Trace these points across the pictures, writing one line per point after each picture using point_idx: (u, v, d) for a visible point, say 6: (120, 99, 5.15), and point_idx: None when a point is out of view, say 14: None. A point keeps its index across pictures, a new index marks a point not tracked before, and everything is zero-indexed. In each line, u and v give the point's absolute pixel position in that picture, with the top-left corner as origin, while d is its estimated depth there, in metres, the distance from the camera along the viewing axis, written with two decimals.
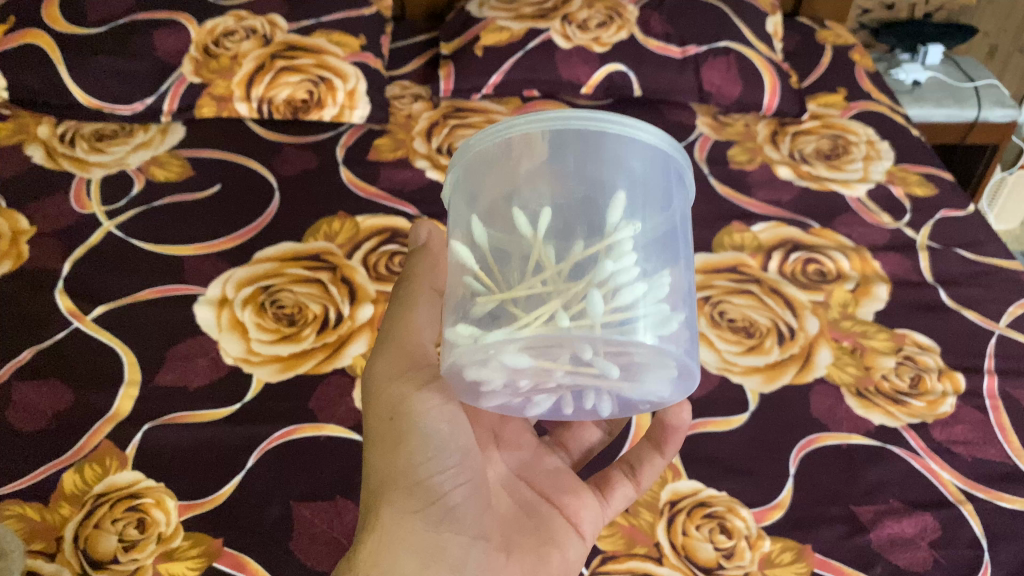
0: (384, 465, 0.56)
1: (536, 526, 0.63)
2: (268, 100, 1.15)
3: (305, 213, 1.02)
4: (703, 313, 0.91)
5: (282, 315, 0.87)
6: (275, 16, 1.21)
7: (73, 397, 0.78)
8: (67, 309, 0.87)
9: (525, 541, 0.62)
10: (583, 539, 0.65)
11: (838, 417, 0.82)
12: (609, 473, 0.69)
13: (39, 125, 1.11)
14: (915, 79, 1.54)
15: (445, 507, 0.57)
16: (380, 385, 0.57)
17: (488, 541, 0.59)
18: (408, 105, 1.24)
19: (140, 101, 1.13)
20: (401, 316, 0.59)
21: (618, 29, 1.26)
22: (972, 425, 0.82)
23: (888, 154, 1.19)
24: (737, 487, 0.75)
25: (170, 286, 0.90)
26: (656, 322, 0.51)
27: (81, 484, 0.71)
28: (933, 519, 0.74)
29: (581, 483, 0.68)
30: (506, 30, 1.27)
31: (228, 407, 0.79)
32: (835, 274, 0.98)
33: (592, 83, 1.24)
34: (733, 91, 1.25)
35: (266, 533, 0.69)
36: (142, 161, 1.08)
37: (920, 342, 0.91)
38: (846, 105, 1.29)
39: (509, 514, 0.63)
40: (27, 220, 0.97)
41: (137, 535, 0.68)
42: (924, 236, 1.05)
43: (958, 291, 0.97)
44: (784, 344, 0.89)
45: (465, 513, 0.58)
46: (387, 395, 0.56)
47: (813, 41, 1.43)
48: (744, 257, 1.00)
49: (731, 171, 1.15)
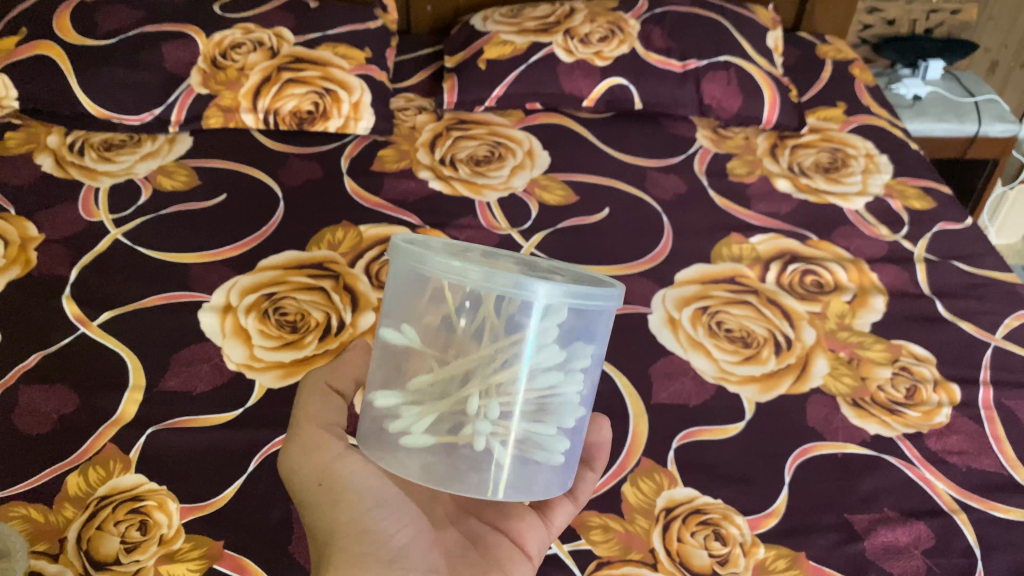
0: (321, 528, 0.59)
1: (481, 556, 0.63)
2: (274, 111, 1.17)
3: (308, 223, 1.03)
4: (701, 323, 0.92)
5: (285, 322, 0.88)
6: (282, 29, 1.23)
7: (79, 401, 0.80)
8: (74, 315, 0.88)
9: (473, 566, 0.61)
10: (531, 560, 0.64)
11: (834, 426, 0.83)
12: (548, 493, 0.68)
13: (49, 134, 1.13)
14: (916, 94, 1.56)
15: (393, 549, 0.58)
16: (301, 459, 0.60)
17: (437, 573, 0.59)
18: (412, 117, 1.25)
19: (149, 112, 1.15)
20: (302, 409, 0.63)
21: (619, 43, 1.28)
22: (966, 435, 0.83)
23: (887, 167, 1.20)
24: (733, 495, 0.76)
25: (176, 293, 0.92)
26: (560, 413, 0.55)
27: (85, 487, 0.72)
28: (928, 528, 0.74)
29: (523, 505, 0.67)
30: (509, 43, 1.29)
31: (231, 412, 0.80)
32: (832, 286, 0.99)
33: (593, 96, 1.26)
34: (733, 104, 1.26)
35: (266, 536, 0.70)
36: (150, 170, 1.10)
37: (916, 353, 0.91)
38: (845, 119, 1.30)
39: (452, 547, 0.63)
40: (35, 227, 0.99)
41: (139, 537, 0.69)
42: (922, 249, 1.06)
43: (955, 303, 0.98)
44: (781, 353, 0.90)
45: (412, 552, 0.59)
46: (311, 465, 0.59)
47: (814, 55, 1.45)
48: (742, 268, 1.01)
49: (731, 184, 1.16)
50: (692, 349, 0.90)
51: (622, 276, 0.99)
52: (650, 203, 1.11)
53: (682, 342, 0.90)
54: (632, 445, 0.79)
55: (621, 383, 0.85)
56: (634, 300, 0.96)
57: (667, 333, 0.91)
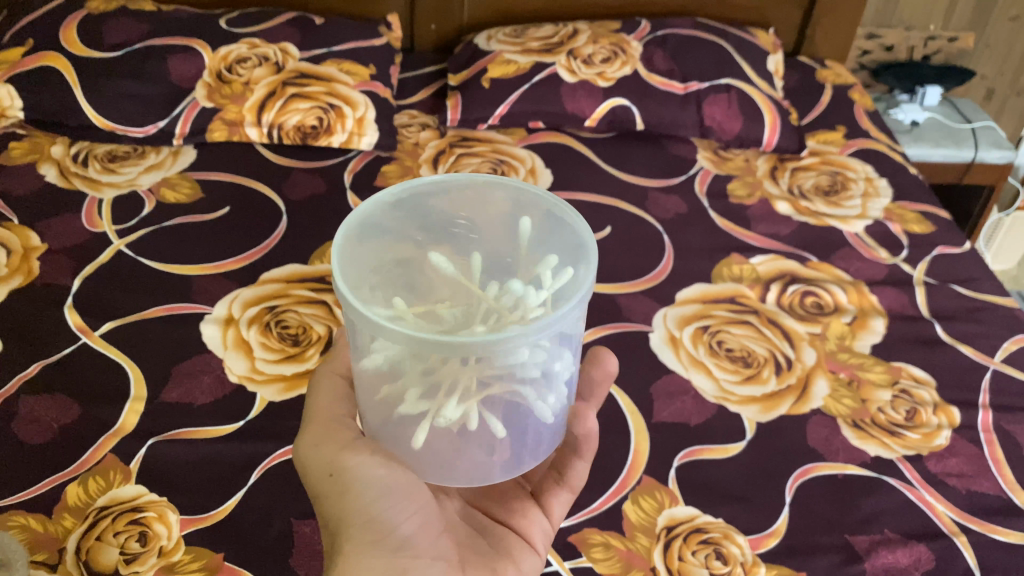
0: (332, 515, 0.58)
1: (490, 545, 0.64)
2: (278, 125, 1.17)
3: (311, 237, 1.03)
4: (702, 342, 0.93)
5: (286, 335, 0.88)
6: (288, 44, 1.24)
7: (80, 411, 0.79)
8: (76, 325, 0.88)
9: (484, 558, 0.62)
10: (538, 553, 0.65)
11: (835, 447, 0.83)
12: (543, 484, 0.69)
13: (53, 145, 1.14)
14: (914, 119, 1.58)
15: (400, 538, 0.57)
16: (313, 452, 0.59)
17: (446, 563, 0.59)
18: (416, 134, 1.25)
19: (153, 124, 1.16)
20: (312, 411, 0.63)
21: (622, 65, 1.29)
22: (966, 458, 0.83)
23: (886, 191, 1.21)
24: (734, 515, 0.76)
25: (178, 304, 0.92)
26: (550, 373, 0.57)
27: (84, 497, 0.72)
28: (928, 550, 0.74)
29: (526, 499, 0.68)
30: (513, 63, 1.30)
31: (233, 424, 0.80)
32: (833, 307, 1.00)
33: (595, 116, 1.26)
34: (734, 126, 1.27)
35: (266, 549, 0.70)
36: (153, 182, 1.10)
37: (916, 376, 0.92)
38: (845, 143, 1.31)
39: (465, 538, 0.63)
40: (38, 236, 0.99)
41: (138, 549, 0.69)
42: (921, 272, 1.07)
43: (954, 326, 0.99)
44: (781, 374, 0.90)
45: (421, 539, 0.58)
46: (321, 457, 0.58)
47: (813, 80, 1.46)
48: (742, 288, 1.01)
49: (731, 205, 1.17)
50: (693, 369, 0.90)
51: (624, 295, 0.99)
52: (651, 223, 1.12)
53: (682, 361, 0.91)
54: (633, 464, 0.79)
55: (622, 401, 0.86)
56: (635, 318, 0.96)
57: (667, 352, 0.92)
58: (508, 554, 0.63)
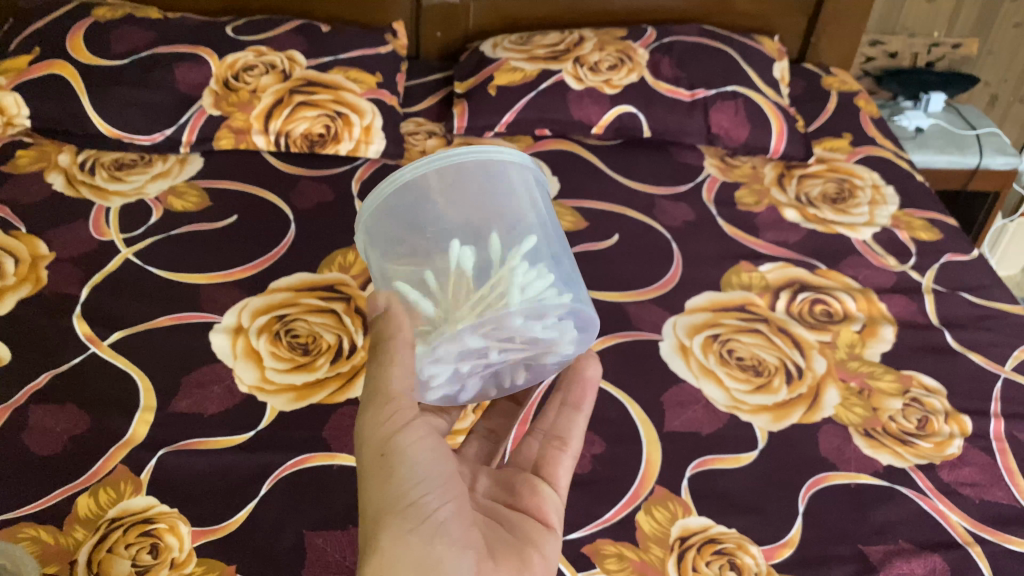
0: (375, 498, 0.55)
1: (510, 533, 0.62)
2: (285, 133, 1.17)
3: (319, 245, 1.03)
4: (712, 351, 0.93)
5: (296, 344, 0.88)
6: (294, 52, 1.24)
7: (90, 422, 0.79)
8: (85, 335, 0.88)
9: (508, 544, 0.60)
10: (553, 532, 0.64)
11: (847, 457, 0.83)
12: (544, 455, 0.69)
13: (59, 153, 1.14)
14: (918, 126, 1.58)
15: (436, 524, 0.55)
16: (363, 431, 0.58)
17: (477, 551, 0.56)
18: (422, 141, 1.25)
19: (160, 132, 1.15)
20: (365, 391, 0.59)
21: (628, 72, 1.29)
22: (979, 467, 0.83)
23: (893, 198, 1.21)
24: (747, 525, 0.76)
25: (187, 314, 0.92)
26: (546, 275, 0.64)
27: (95, 508, 0.72)
28: (942, 560, 0.74)
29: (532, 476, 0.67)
30: (519, 70, 1.30)
31: (243, 434, 0.80)
32: (842, 315, 1.00)
33: (602, 124, 1.26)
34: (741, 133, 1.27)
35: (278, 560, 0.69)
36: (160, 190, 1.10)
37: (926, 385, 0.91)
38: (851, 150, 1.31)
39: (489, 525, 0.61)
40: (46, 245, 0.99)
41: (150, 560, 0.68)
42: (929, 280, 1.07)
43: (964, 334, 0.99)
44: (792, 383, 0.90)
45: (455, 527, 0.56)
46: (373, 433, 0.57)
47: (818, 86, 1.46)
48: (752, 296, 1.01)
49: (738, 212, 1.17)
50: (704, 378, 0.90)
51: (633, 303, 0.99)
52: (659, 231, 1.11)
53: (693, 370, 0.90)
54: (645, 475, 0.79)
55: (634, 410, 0.85)
56: (645, 327, 0.96)
57: (678, 361, 0.91)
58: (529, 537, 0.62)
